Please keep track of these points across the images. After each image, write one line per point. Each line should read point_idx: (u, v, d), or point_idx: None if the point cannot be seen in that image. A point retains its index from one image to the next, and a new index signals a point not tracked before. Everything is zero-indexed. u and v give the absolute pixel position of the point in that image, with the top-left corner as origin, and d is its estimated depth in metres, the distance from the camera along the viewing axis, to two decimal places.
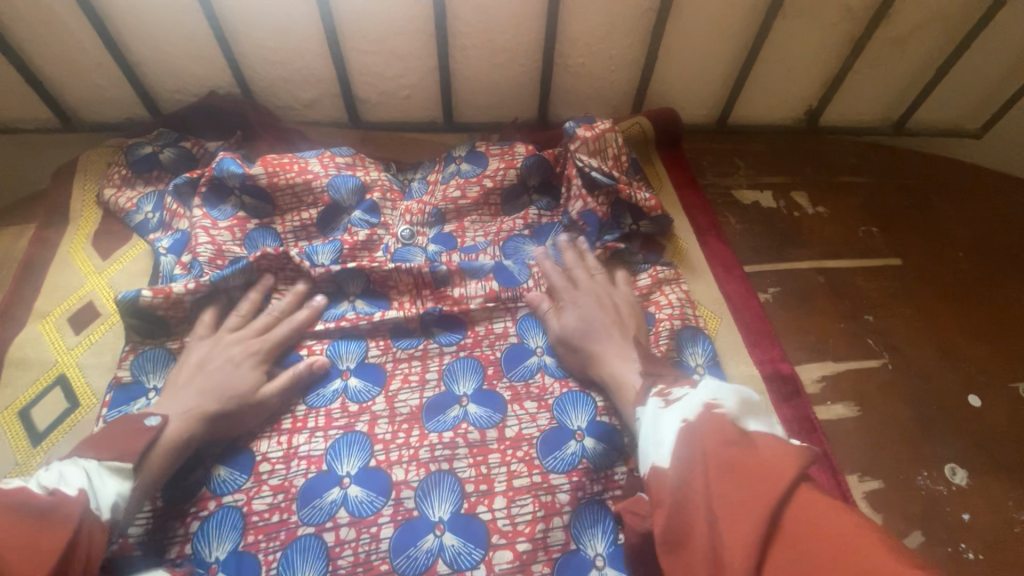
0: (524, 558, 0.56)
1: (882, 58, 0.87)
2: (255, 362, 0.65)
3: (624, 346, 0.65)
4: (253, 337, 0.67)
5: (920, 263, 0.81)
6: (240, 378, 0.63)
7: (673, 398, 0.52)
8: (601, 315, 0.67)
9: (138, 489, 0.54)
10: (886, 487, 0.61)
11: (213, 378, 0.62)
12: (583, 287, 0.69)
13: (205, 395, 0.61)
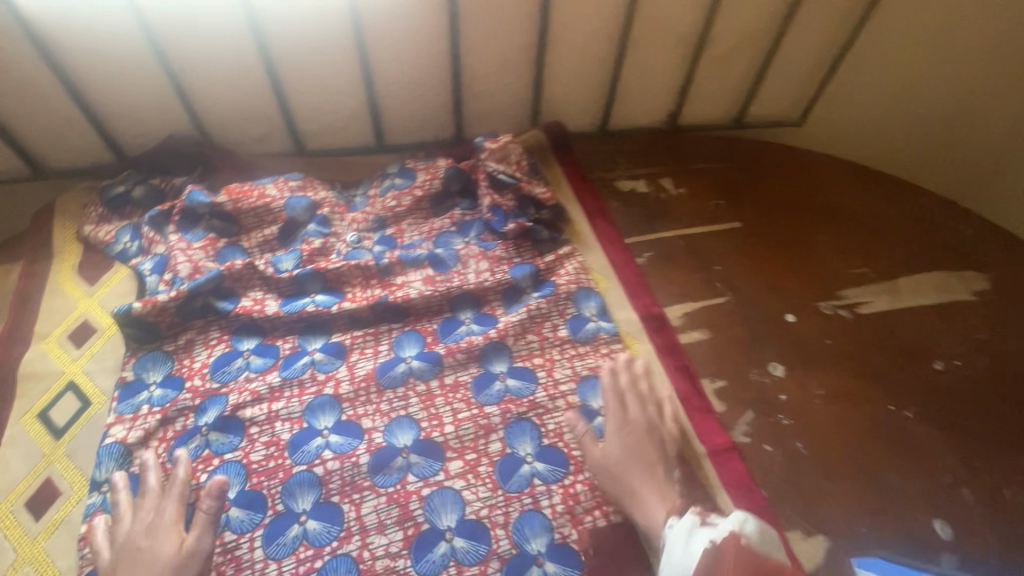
0: (472, 464, 0.74)
1: (713, 71, 1.13)
2: (171, 532, 0.65)
3: (654, 480, 0.70)
4: (162, 514, 0.67)
5: (755, 223, 1.06)
6: (160, 557, 0.64)
7: (709, 520, 0.63)
8: (641, 451, 0.72)
9: None
10: (728, 384, 0.84)
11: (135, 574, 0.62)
12: (634, 414, 0.75)
13: None
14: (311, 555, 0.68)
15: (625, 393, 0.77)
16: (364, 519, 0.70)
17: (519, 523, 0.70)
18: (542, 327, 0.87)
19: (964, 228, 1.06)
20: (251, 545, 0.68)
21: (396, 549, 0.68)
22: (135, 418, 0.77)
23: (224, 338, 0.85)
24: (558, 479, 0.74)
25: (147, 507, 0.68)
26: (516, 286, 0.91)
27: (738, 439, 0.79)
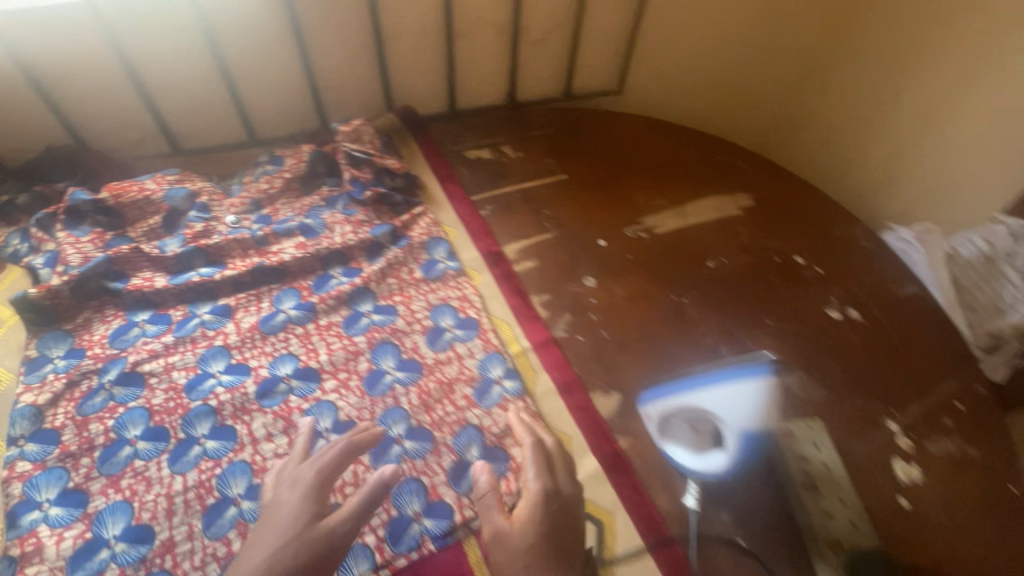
0: (343, 380, 0.92)
1: (534, 53, 1.35)
2: (299, 493, 0.71)
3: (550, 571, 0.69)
4: (306, 467, 0.74)
5: (579, 174, 1.30)
6: (291, 519, 0.67)
7: None
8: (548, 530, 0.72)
9: None
10: (552, 296, 1.07)
11: (265, 528, 0.67)
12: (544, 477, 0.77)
13: (265, 544, 0.65)
14: (210, 466, 0.82)
15: (555, 455, 0.81)
16: (254, 432, 0.86)
17: (383, 416, 0.88)
18: (400, 271, 1.06)
19: (738, 159, 1.35)
20: (158, 466, 0.82)
21: (282, 450, 0.84)
22: (42, 385, 0.88)
23: (119, 313, 0.97)
24: (414, 380, 0.93)
25: (304, 465, 0.75)
26: (377, 242, 1.09)
27: (557, 334, 1.01)
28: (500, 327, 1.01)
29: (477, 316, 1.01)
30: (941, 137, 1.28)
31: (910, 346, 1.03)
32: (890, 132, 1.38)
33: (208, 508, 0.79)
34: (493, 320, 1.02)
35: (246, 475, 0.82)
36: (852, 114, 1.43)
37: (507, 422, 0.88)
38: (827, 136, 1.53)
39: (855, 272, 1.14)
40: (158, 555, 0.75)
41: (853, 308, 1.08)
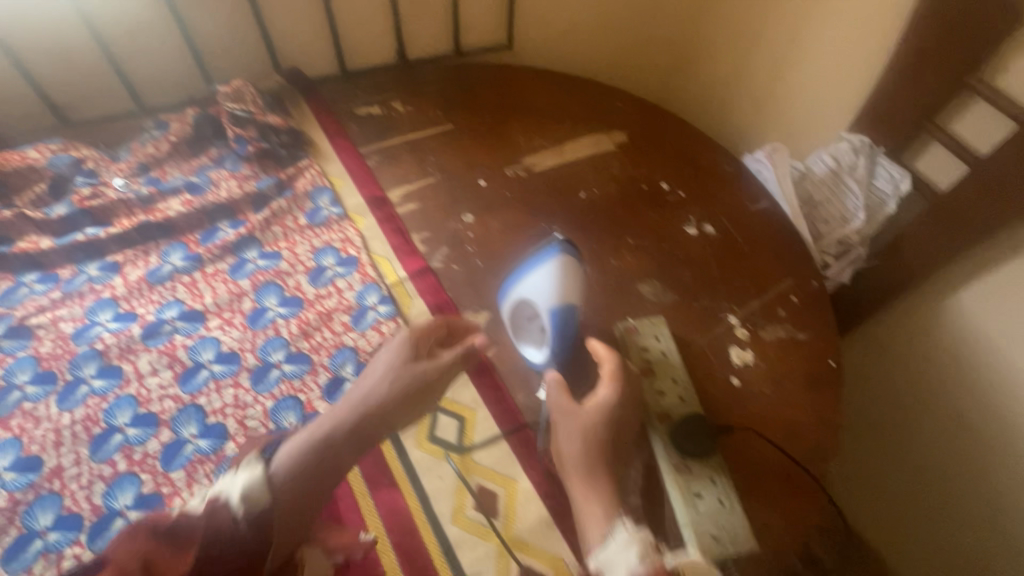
0: (227, 318, 0.98)
1: (417, 10, 1.41)
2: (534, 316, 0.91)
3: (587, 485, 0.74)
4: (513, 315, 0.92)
5: (464, 122, 1.37)
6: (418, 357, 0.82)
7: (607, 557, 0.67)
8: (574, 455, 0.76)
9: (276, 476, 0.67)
10: (432, 233, 1.14)
11: (386, 366, 0.80)
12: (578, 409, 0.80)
13: (388, 374, 0.78)
14: (97, 401, 0.88)
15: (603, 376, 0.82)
16: (139, 369, 0.92)
17: (263, 346, 0.95)
18: (285, 220, 1.12)
19: (618, 101, 1.43)
20: (47, 405, 0.88)
21: (167, 382, 0.90)
22: None
23: (8, 276, 1.02)
24: (295, 313, 0.99)
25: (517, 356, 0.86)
26: (262, 194, 1.14)
27: (434, 265, 1.09)
28: (379, 262, 1.08)
29: (356, 253, 1.08)
30: (780, 88, 1.43)
31: (756, 252, 1.15)
32: (744, 86, 1.53)
33: (95, 437, 0.85)
34: (373, 257, 1.09)
35: (132, 406, 0.88)
36: (723, 64, 1.56)
37: (380, 342, 0.96)
38: (700, 92, 1.68)
39: (714, 193, 1.24)
40: (47, 479, 0.81)
41: (709, 224, 1.19)
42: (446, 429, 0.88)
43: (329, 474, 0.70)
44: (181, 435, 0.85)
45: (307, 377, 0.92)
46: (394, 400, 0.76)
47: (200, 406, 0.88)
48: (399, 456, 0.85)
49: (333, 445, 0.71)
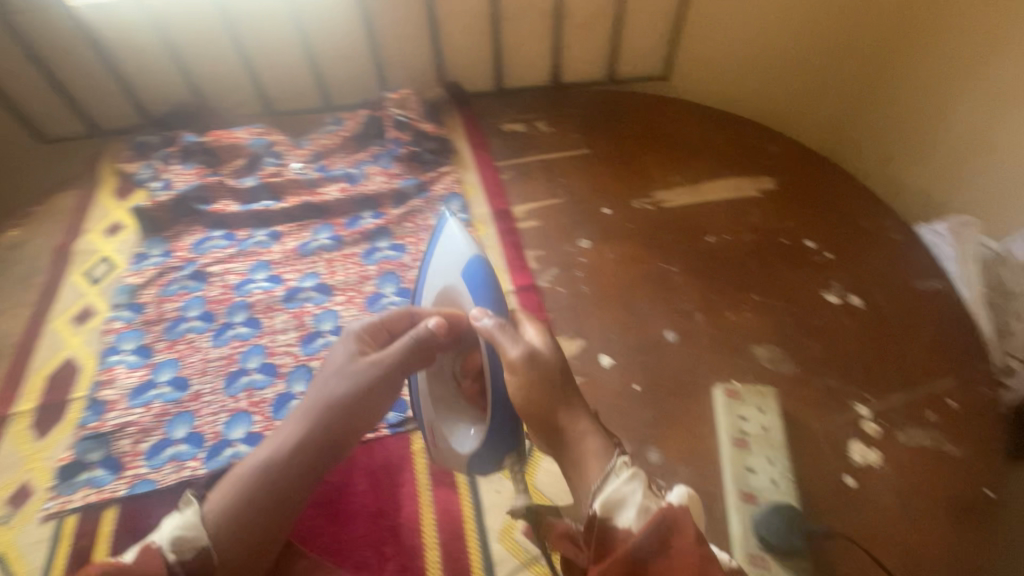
0: (350, 296, 1.10)
1: (578, 36, 1.45)
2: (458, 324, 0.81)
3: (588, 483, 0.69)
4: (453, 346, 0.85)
5: (601, 149, 1.37)
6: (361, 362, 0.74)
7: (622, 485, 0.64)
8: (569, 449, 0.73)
9: (230, 509, 0.62)
10: (546, 252, 1.16)
11: (331, 376, 0.73)
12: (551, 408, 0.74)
13: (327, 385, 0.72)
14: (239, 344, 1.04)
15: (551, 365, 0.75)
16: (274, 325, 1.06)
17: None
18: (417, 218, 1.22)
19: (772, 144, 1.32)
20: (204, 339, 1.06)
21: (291, 341, 1.04)
22: (141, 272, 1.17)
23: (202, 229, 1.24)
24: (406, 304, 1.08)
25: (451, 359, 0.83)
26: (404, 192, 1.26)
27: (541, 284, 1.10)
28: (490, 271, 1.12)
29: None
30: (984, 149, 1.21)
31: (910, 338, 0.97)
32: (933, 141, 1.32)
33: (230, 373, 1.00)
34: None
35: (261, 355, 1.02)
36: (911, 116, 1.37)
37: None
38: (875, 141, 1.48)
39: (869, 262, 1.08)
40: (189, 400, 0.97)
41: (856, 295, 1.03)
42: None
43: (299, 490, 0.66)
44: (292, 389, 0.98)
45: None
46: (360, 395, 0.72)
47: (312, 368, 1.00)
48: None
49: (309, 452, 0.67)
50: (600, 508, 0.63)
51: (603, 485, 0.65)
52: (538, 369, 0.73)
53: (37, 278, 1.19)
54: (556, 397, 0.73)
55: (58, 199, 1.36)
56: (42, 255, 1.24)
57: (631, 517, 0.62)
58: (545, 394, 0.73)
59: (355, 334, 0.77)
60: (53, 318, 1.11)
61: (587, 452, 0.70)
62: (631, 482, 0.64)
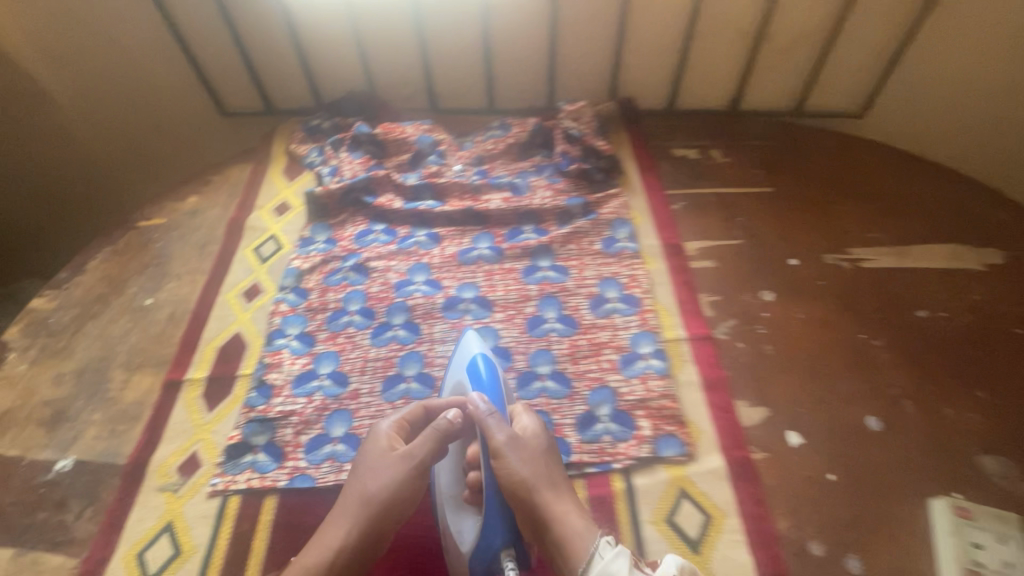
0: (510, 316, 1.06)
1: (774, 62, 1.32)
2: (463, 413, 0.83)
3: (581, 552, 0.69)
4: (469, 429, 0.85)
5: (785, 189, 1.24)
6: (388, 459, 0.78)
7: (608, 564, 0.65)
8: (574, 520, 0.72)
9: None
10: (723, 299, 1.05)
11: (363, 472, 0.78)
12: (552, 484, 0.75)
13: (361, 481, 0.77)
14: (397, 348, 1.03)
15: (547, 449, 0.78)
16: (433, 334, 1.04)
17: (533, 353, 0.99)
18: (582, 241, 1.15)
19: (1000, 211, 1.14)
20: (363, 336, 1.05)
21: (449, 354, 1.01)
22: (307, 257, 1.19)
23: (364, 221, 1.25)
24: (569, 333, 1.02)
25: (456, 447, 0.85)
26: (569, 211, 1.20)
27: (717, 335, 1.00)
28: (661, 312, 1.03)
29: (640, 296, 1.05)
30: None
31: None
32: None
33: (388, 377, 0.99)
34: (656, 304, 1.05)
35: (419, 363, 1.00)
36: None
37: (643, 395, 0.91)
38: None
39: None
40: (348, 398, 0.97)
41: None
42: (689, 518, 0.80)
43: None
44: None
45: (564, 401, 0.93)
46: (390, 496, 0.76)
47: None
48: (632, 522, 0.81)
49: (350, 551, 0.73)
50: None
51: (587, 565, 0.67)
52: (531, 451, 0.77)
53: (213, 248, 1.25)
54: (538, 473, 0.75)
55: (233, 172, 1.42)
56: (217, 226, 1.29)
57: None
58: (528, 471, 0.74)
59: (375, 436, 0.81)
60: (225, 290, 1.15)
61: (569, 530, 0.71)
62: (613, 558, 0.66)
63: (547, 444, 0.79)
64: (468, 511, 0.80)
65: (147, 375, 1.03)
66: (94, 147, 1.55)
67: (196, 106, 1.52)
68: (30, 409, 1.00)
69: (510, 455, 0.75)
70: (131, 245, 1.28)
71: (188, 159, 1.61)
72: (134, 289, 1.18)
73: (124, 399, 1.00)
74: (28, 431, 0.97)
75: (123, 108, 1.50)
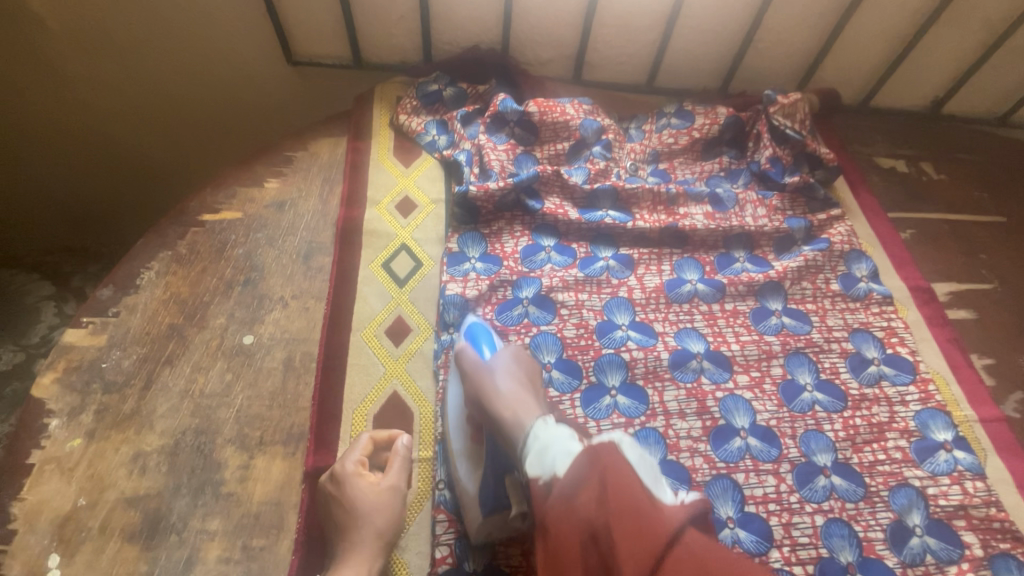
0: (757, 380, 0.83)
1: (1004, 61, 1.12)
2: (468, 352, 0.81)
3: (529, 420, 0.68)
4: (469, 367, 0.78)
5: (1019, 219, 1.06)
6: (364, 480, 0.68)
7: (542, 431, 0.66)
8: (529, 402, 0.71)
9: None
10: (997, 362, 0.88)
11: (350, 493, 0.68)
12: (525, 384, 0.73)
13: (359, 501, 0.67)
14: (623, 422, 0.78)
15: (520, 363, 0.76)
16: (666, 404, 0.80)
17: (806, 435, 0.78)
18: (815, 277, 0.93)
19: None
20: (573, 403, 0.79)
21: (696, 434, 0.78)
22: (466, 281, 0.89)
23: (526, 232, 0.96)
24: (838, 409, 0.80)
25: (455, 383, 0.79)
26: (790, 237, 0.97)
27: (1007, 412, 0.83)
28: (938, 379, 0.84)
29: (912, 358, 0.85)
30: None
31: None
32: None
33: None
34: (929, 369, 0.85)
35: (660, 446, 0.76)
36: None
37: (961, 501, 0.73)
38: None
39: None
40: None
41: None
42: None
43: None
44: (719, 512, 0.72)
45: (862, 505, 0.73)
46: (381, 541, 0.66)
47: (738, 484, 0.74)
48: None
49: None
50: (534, 472, 0.63)
51: (524, 447, 0.66)
52: (506, 362, 0.75)
53: (321, 261, 0.92)
54: (509, 374, 0.73)
55: (322, 147, 1.06)
56: (320, 228, 0.96)
57: (560, 466, 0.62)
58: (493, 385, 0.72)
59: (341, 480, 0.68)
60: (360, 326, 0.85)
61: (491, 398, 0.71)
62: (550, 432, 0.65)
63: (516, 355, 0.76)
64: (471, 450, 0.73)
65: (279, 460, 0.73)
66: (113, 95, 1.13)
67: (257, 47, 1.09)
68: (105, 513, 0.69)
69: (486, 378, 0.73)
70: (199, 250, 0.92)
71: (239, 119, 1.21)
72: (221, 319, 0.85)
73: (250, 498, 0.71)
74: (110, 552, 0.66)
75: (154, 46, 1.06)
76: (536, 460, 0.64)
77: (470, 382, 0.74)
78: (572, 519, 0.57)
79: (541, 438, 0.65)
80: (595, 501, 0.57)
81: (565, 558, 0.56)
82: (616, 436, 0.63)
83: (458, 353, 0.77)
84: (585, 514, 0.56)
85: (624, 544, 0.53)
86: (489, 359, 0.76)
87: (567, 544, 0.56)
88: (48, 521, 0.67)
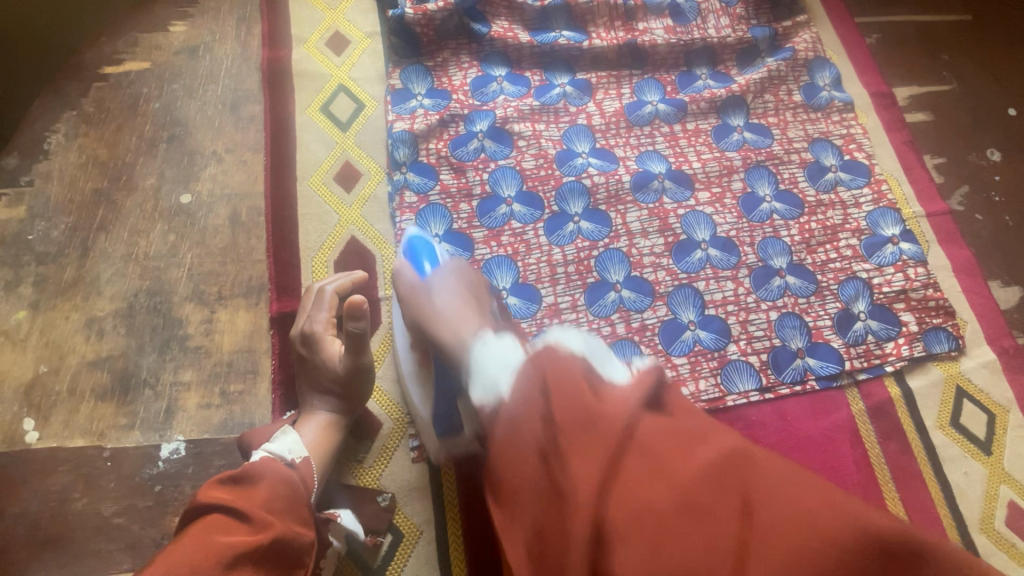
0: (717, 197, 0.82)
1: None
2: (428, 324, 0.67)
3: (477, 330, 0.56)
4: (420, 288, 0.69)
5: (984, 15, 1.01)
6: (329, 344, 0.65)
7: (486, 354, 0.51)
8: (468, 309, 0.60)
9: (310, 445, 0.61)
10: (948, 162, 0.89)
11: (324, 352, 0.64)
12: (466, 300, 0.61)
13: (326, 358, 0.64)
14: (587, 247, 0.78)
15: (461, 284, 0.64)
16: (629, 225, 0.80)
17: (765, 244, 0.80)
18: (778, 90, 0.89)
19: None
20: (536, 233, 0.78)
21: (659, 250, 0.79)
22: (414, 117, 0.82)
23: (474, 62, 0.87)
24: (795, 216, 0.82)
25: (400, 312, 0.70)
26: (754, 49, 0.91)
27: (952, 207, 0.86)
28: (891, 181, 0.86)
29: (870, 162, 0.86)
30: None
31: None
32: None
33: (591, 286, 0.76)
34: (883, 171, 0.86)
35: (625, 265, 0.78)
36: None
37: (903, 286, 0.78)
38: None
39: None
40: (547, 316, 0.75)
41: None
42: (972, 419, 0.74)
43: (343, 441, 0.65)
44: (681, 317, 0.75)
45: (814, 299, 0.77)
46: (358, 395, 0.65)
47: (699, 291, 0.77)
48: (918, 431, 0.73)
49: (328, 461, 0.62)
50: (478, 397, 0.49)
51: (466, 372, 0.53)
52: (448, 281, 0.64)
53: (252, 110, 0.83)
54: (447, 293, 0.62)
55: None
56: (243, 74, 0.85)
57: (505, 383, 0.47)
58: (430, 306, 0.61)
59: (309, 340, 0.65)
60: (306, 176, 0.80)
61: (428, 320, 0.60)
62: (491, 350, 0.51)
63: (458, 273, 0.65)
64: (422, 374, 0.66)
65: (243, 311, 0.72)
66: None
67: None
68: (71, 376, 0.68)
69: (423, 296, 0.62)
70: (108, 107, 0.82)
71: None
72: (151, 179, 0.78)
73: (220, 349, 0.70)
74: (86, 410, 0.66)
75: None
76: (476, 383, 0.50)
77: (408, 306, 0.63)
78: (514, 444, 0.43)
79: (479, 360, 0.51)
80: (538, 420, 0.43)
81: (517, 485, 0.43)
82: (552, 335, 0.50)
83: (397, 272, 0.67)
84: (531, 434, 0.43)
85: (574, 455, 0.40)
86: (428, 274, 0.65)
87: (516, 473, 0.43)
88: (13, 388, 0.67)
